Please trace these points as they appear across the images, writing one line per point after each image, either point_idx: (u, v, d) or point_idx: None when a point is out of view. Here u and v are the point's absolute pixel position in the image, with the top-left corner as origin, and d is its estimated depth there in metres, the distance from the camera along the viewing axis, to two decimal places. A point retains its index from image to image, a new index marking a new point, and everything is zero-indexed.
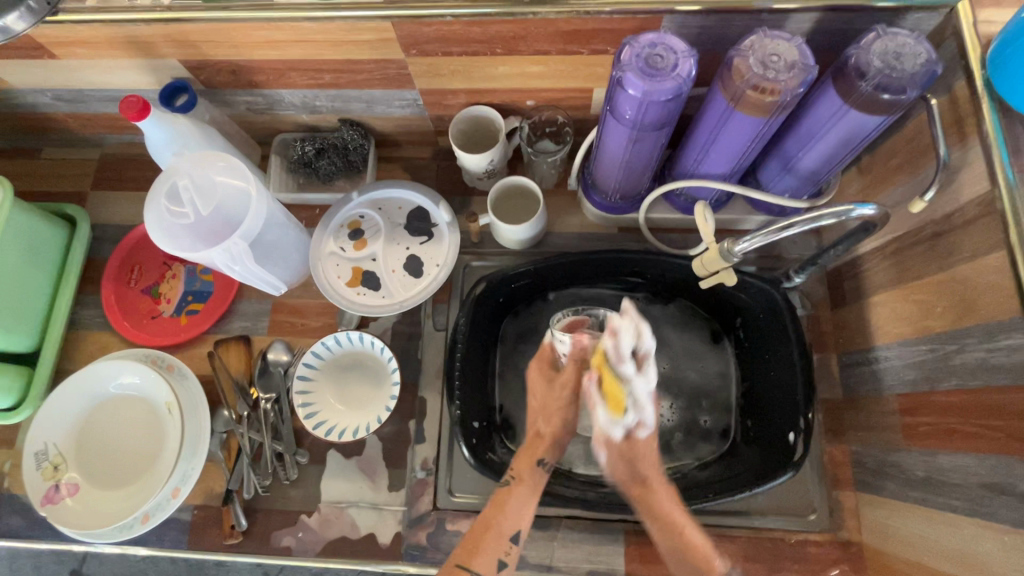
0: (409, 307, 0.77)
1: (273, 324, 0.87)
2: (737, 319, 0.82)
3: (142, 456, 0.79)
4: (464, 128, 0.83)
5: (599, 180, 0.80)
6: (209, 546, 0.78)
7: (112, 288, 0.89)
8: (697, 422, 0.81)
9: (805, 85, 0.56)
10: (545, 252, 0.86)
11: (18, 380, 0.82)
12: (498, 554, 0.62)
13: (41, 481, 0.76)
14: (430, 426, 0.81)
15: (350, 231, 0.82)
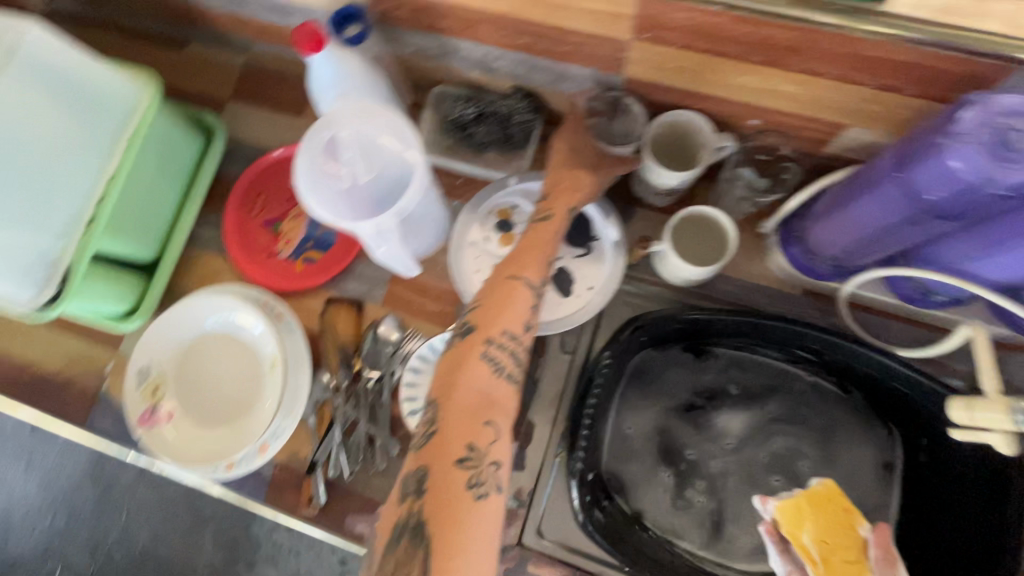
0: (548, 329, 0.67)
1: (389, 296, 0.80)
2: (923, 438, 0.68)
3: (234, 399, 0.76)
4: (660, 134, 0.69)
5: (813, 238, 0.64)
6: (283, 508, 0.76)
7: (236, 214, 0.84)
8: None
9: None
10: (708, 296, 0.74)
11: (135, 290, 0.79)
12: (524, 311, 0.59)
13: (140, 401, 0.75)
14: (533, 455, 0.73)
15: (498, 221, 0.72)
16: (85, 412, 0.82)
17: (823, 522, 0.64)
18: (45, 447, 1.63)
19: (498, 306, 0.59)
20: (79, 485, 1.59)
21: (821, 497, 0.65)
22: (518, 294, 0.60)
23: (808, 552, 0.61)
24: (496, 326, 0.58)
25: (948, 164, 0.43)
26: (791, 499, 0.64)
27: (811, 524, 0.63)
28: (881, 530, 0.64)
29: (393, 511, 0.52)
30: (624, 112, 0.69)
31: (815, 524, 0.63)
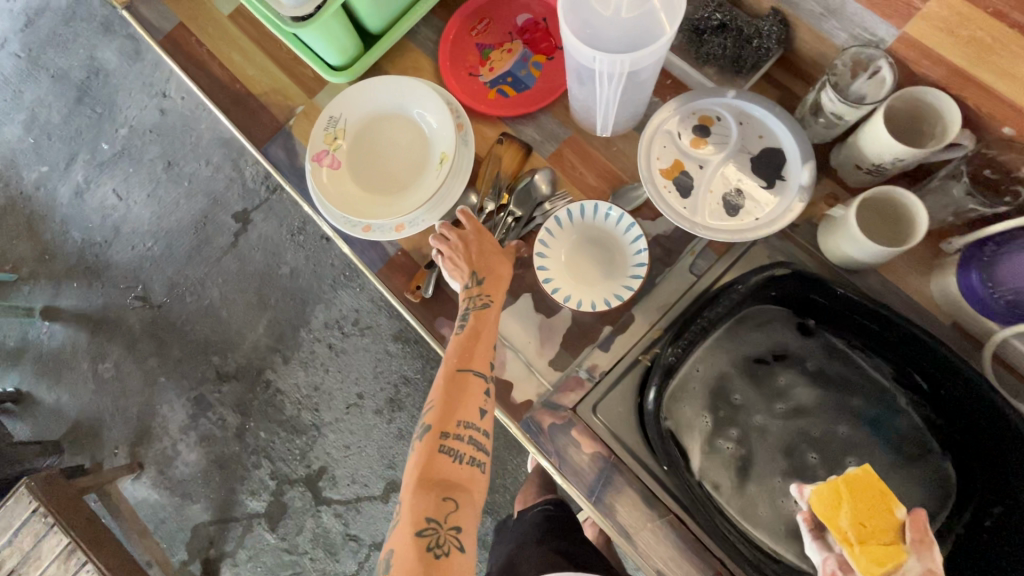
0: (701, 235, 0.68)
1: (556, 154, 0.84)
2: (996, 506, 0.66)
3: (395, 178, 0.84)
4: (900, 107, 0.67)
5: (1005, 267, 0.62)
6: (391, 285, 0.84)
7: (458, 25, 0.89)
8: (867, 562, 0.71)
9: None
10: (854, 285, 0.73)
11: (354, 50, 0.86)
12: (488, 352, 0.71)
13: (321, 140, 0.83)
14: (620, 344, 0.77)
15: (697, 124, 0.73)
16: (267, 137, 0.92)
17: (862, 508, 0.59)
18: (169, 184, 1.77)
19: (474, 248, 0.76)
20: (182, 228, 1.74)
21: (860, 483, 0.60)
22: (499, 290, 0.74)
23: (846, 537, 0.58)
24: (496, 292, 0.74)
25: None
26: (825, 483, 0.60)
27: (848, 509, 0.59)
28: (918, 516, 0.57)
29: (421, 469, 0.62)
30: (868, 77, 0.67)
31: (852, 510, 0.58)
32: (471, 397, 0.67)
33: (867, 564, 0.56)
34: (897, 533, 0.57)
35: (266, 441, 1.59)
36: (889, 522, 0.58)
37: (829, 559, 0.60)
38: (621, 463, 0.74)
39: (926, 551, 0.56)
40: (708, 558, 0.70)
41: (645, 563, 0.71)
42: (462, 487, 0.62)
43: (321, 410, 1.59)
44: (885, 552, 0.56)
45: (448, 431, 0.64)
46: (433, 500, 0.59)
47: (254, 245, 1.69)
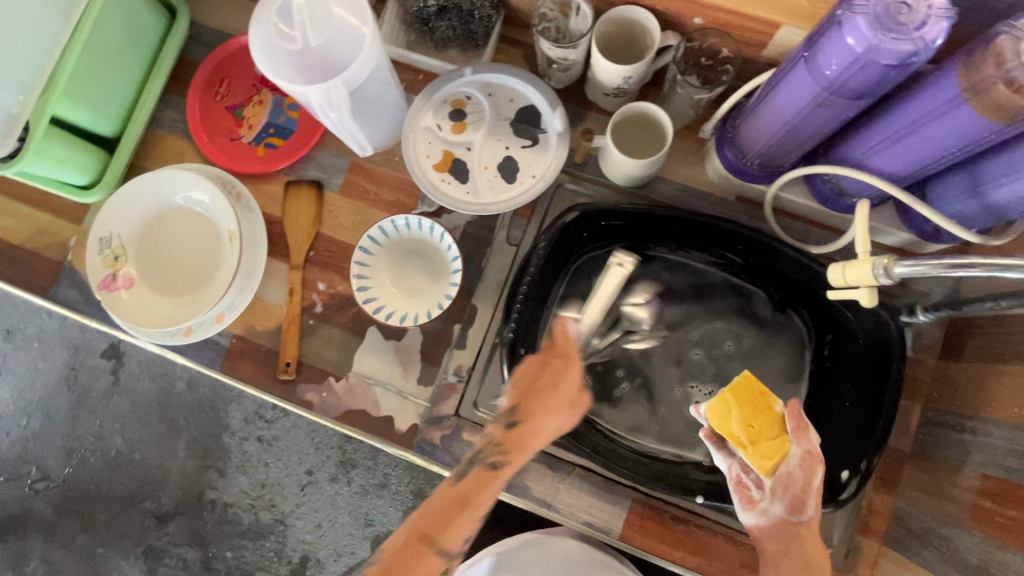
0: (492, 213, 0.70)
1: (346, 184, 0.83)
2: (828, 335, 0.75)
3: (194, 272, 0.80)
4: (610, 32, 0.71)
5: (742, 136, 0.69)
6: (237, 375, 0.80)
7: (196, 96, 0.84)
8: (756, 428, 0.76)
9: None
10: (648, 197, 0.78)
11: (96, 163, 0.80)
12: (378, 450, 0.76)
13: (102, 267, 0.78)
14: (474, 336, 0.79)
15: (451, 110, 0.75)
16: (50, 280, 0.85)
17: (747, 409, 0.61)
18: (16, 353, 1.57)
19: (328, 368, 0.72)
20: (56, 392, 1.55)
21: (742, 387, 0.62)
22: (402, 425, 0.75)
23: (740, 441, 0.61)
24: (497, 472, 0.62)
25: (845, 39, 0.46)
26: (715, 397, 0.62)
27: (737, 415, 0.61)
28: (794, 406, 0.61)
29: None
30: (576, 14, 0.71)
31: (740, 412, 0.61)
32: (477, 499, 0.61)
33: (759, 460, 0.60)
34: (780, 425, 0.61)
35: (236, 558, 1.49)
36: (772, 417, 0.61)
37: (732, 465, 0.63)
38: None
39: (804, 436, 0.61)
40: (622, 491, 0.74)
41: (573, 521, 0.74)
42: (439, 541, 0.60)
43: (278, 504, 1.48)
44: (774, 446, 0.60)
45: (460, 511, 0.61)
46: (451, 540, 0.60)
47: (138, 375, 1.52)
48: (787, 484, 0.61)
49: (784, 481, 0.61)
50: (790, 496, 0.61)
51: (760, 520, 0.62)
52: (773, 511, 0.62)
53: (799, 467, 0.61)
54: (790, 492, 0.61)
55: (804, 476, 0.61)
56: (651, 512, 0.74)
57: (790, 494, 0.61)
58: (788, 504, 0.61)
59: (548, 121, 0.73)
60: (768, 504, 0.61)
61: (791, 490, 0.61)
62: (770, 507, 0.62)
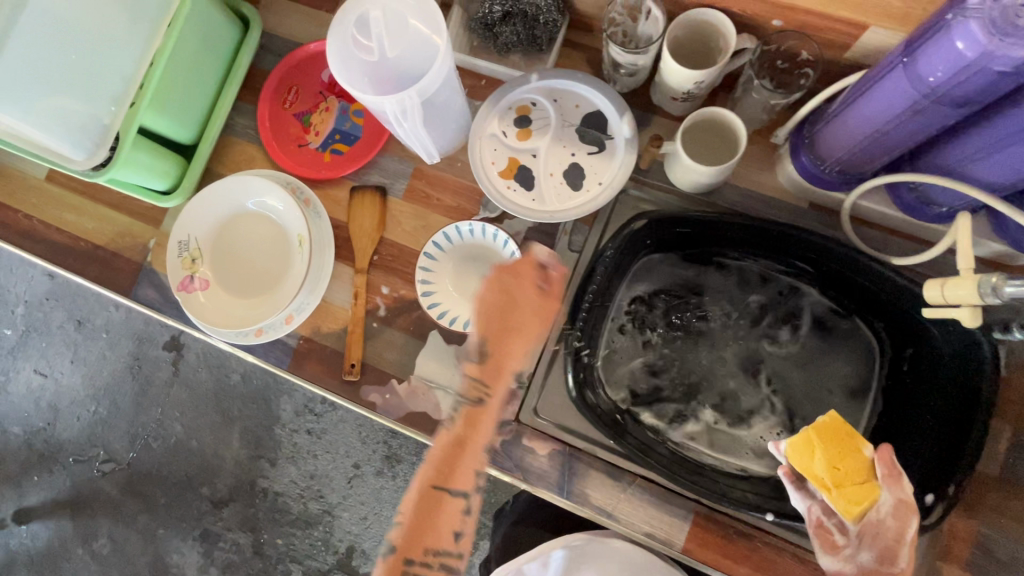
0: (557, 220, 0.70)
1: (409, 189, 0.84)
2: (908, 350, 0.73)
3: (265, 274, 0.83)
4: (681, 36, 0.70)
5: (821, 143, 0.66)
6: (303, 374, 0.83)
7: (267, 103, 0.87)
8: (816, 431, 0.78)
9: None
10: (714, 204, 0.77)
11: (175, 168, 0.84)
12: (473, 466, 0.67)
13: (180, 269, 0.81)
14: None
15: (517, 117, 0.75)
16: (132, 281, 0.90)
17: (833, 452, 0.62)
18: (87, 343, 1.68)
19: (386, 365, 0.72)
20: (117, 381, 1.65)
21: (830, 428, 0.63)
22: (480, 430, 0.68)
23: (824, 483, 0.61)
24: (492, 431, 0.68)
25: (953, 44, 0.44)
26: (797, 435, 0.62)
27: (821, 455, 0.62)
28: (884, 450, 0.60)
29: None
30: (645, 18, 0.70)
31: (824, 455, 0.61)
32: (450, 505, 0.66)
33: (845, 505, 0.60)
34: (869, 470, 0.61)
35: (286, 545, 1.54)
36: (861, 461, 0.61)
37: (812, 507, 0.63)
38: (577, 450, 0.76)
39: (896, 482, 0.60)
40: (685, 502, 0.73)
41: (633, 531, 0.74)
42: (445, 496, 0.66)
43: (326, 495, 1.53)
44: (862, 488, 0.60)
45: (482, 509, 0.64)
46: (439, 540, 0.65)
47: (195, 368, 1.61)
48: (876, 532, 0.60)
49: (872, 528, 0.60)
50: (879, 547, 0.59)
51: (843, 566, 0.61)
52: (859, 559, 0.60)
53: (888, 516, 0.59)
54: (875, 539, 0.60)
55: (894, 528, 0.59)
56: (714, 525, 0.72)
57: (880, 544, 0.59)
58: (877, 554, 0.59)
59: (616, 127, 0.72)
60: (854, 551, 0.60)
61: (881, 540, 0.59)
62: (856, 555, 0.60)
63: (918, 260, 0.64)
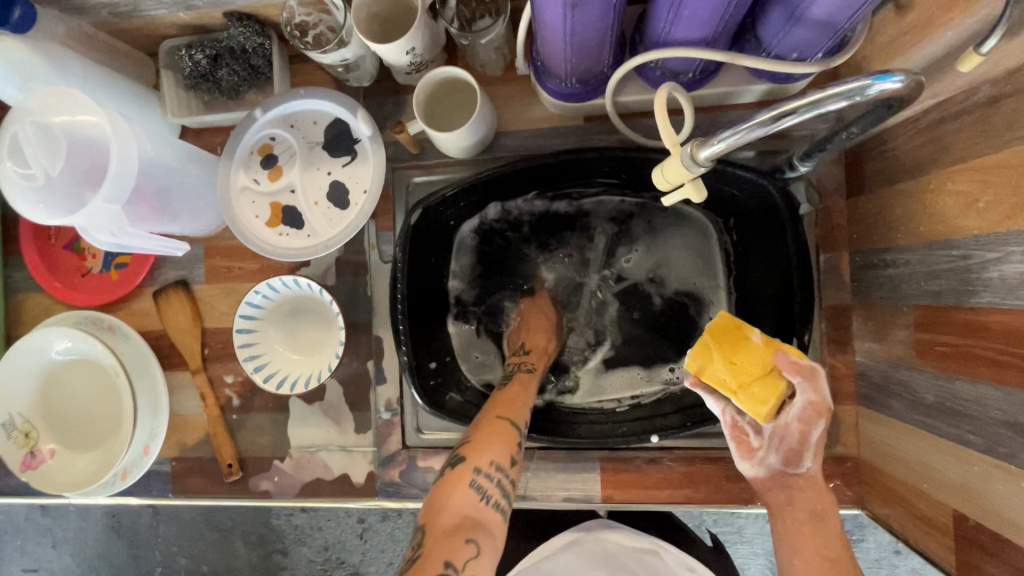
0: (335, 247, 0.66)
1: (209, 271, 0.79)
2: (731, 220, 0.71)
3: (105, 416, 0.78)
4: (376, 10, 0.65)
5: (548, 63, 0.62)
6: (190, 494, 0.79)
7: (32, 247, 0.81)
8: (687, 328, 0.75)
9: None
10: (497, 157, 0.73)
11: None
12: None
13: (16, 449, 0.75)
14: (390, 366, 0.76)
15: (261, 158, 0.69)
16: None
17: (730, 350, 0.55)
18: None
19: None
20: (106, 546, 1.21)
21: (723, 328, 0.56)
22: None
23: (728, 388, 0.55)
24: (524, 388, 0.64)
25: None
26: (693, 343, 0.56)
27: (720, 358, 0.55)
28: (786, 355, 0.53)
29: None
30: (333, 7, 0.65)
31: (722, 356, 0.55)
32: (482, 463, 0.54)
33: (753, 410, 0.54)
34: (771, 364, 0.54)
35: None
36: (760, 355, 0.54)
37: (725, 410, 0.58)
38: None
39: (809, 381, 0.53)
40: (588, 455, 0.72)
41: (553, 501, 0.72)
42: None
43: None
44: (766, 391, 0.53)
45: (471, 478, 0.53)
46: (460, 516, 0.50)
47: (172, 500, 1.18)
48: (785, 439, 0.55)
49: (783, 434, 0.55)
50: (791, 452, 0.55)
51: (759, 470, 0.58)
52: (769, 462, 0.57)
53: (797, 425, 0.54)
54: (790, 447, 0.55)
55: (806, 436, 0.54)
56: (623, 464, 0.71)
57: (787, 449, 0.55)
58: (784, 456, 0.56)
59: (358, 128, 0.68)
60: (764, 453, 0.57)
61: (793, 449, 0.55)
62: (766, 457, 0.57)
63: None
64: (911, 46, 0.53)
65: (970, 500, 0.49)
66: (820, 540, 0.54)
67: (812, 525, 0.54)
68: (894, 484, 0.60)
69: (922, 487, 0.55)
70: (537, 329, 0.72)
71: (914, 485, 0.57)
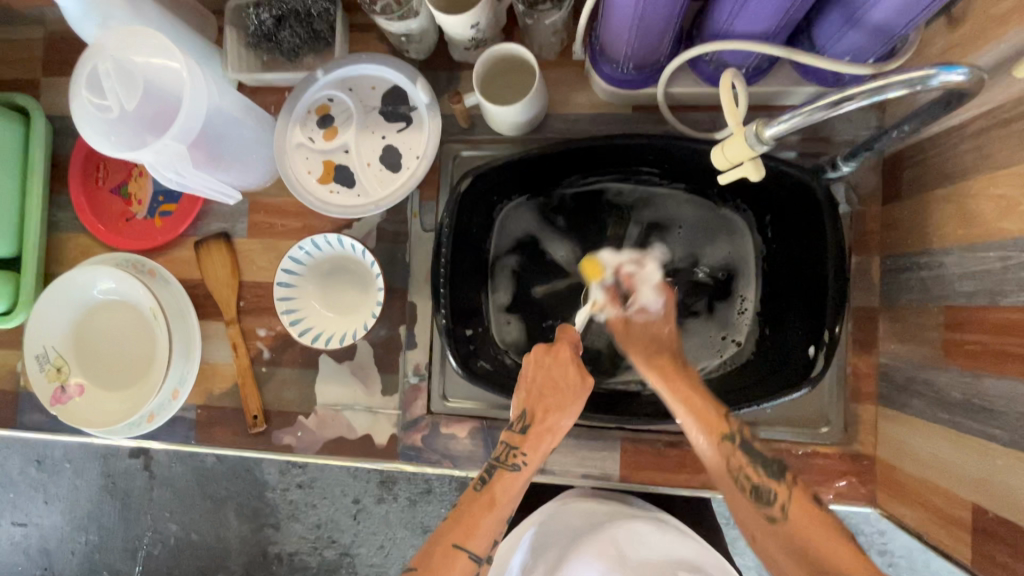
0: (386, 207, 0.69)
1: (252, 225, 0.80)
2: (767, 217, 0.73)
3: (137, 358, 0.79)
4: None
5: (608, 47, 0.65)
6: (212, 443, 0.80)
7: (80, 189, 0.83)
8: (719, 321, 0.76)
9: None
10: (544, 138, 0.75)
11: (6, 285, 0.79)
12: (493, 533, 0.59)
13: (47, 382, 0.77)
14: (421, 332, 0.77)
15: (318, 118, 0.71)
16: (13, 411, 0.84)
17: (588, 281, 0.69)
18: None
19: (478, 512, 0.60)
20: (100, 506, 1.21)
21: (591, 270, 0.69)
22: (459, 563, 0.57)
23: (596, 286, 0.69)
24: (550, 428, 0.61)
25: None
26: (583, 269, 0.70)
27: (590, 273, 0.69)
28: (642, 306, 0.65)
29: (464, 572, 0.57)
30: None
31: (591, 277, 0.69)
32: (506, 498, 0.60)
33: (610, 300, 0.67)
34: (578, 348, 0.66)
35: None
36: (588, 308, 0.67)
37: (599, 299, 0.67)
38: (496, 421, 0.76)
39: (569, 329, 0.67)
40: (609, 434, 0.73)
41: (571, 477, 0.74)
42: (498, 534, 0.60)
43: None
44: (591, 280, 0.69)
45: (491, 501, 0.60)
46: (476, 542, 0.58)
47: (169, 465, 1.17)
48: (634, 330, 0.63)
49: (641, 321, 0.64)
50: (646, 352, 0.62)
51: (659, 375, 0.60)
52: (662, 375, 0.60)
53: (635, 309, 0.64)
54: (635, 333, 0.63)
55: (650, 327, 0.64)
56: (643, 446, 0.73)
57: (647, 339, 0.63)
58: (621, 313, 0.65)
59: (414, 96, 0.71)
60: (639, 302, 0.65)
61: (654, 346, 0.62)
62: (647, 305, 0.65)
63: (719, 134, 0.64)
64: (959, 59, 0.56)
65: (991, 494, 0.51)
66: (701, 420, 0.56)
67: (689, 404, 0.57)
68: (910, 481, 0.62)
69: (939, 482, 0.57)
70: (550, 391, 0.62)
71: (932, 481, 0.58)
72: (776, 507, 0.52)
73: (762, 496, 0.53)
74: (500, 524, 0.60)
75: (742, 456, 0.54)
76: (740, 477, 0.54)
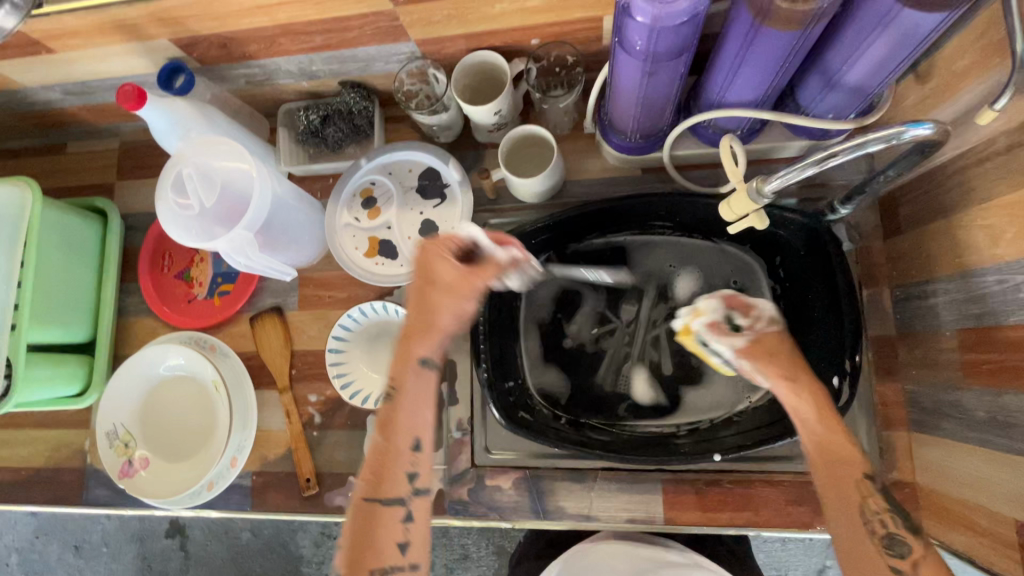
0: None
1: (303, 298, 0.88)
2: (777, 258, 0.79)
3: (196, 428, 0.85)
4: (470, 81, 0.78)
5: (617, 121, 0.73)
6: (268, 508, 0.83)
7: (148, 275, 0.92)
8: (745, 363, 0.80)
9: (819, 30, 0.54)
10: (564, 202, 0.83)
11: (81, 368, 0.87)
12: (403, 470, 0.59)
13: (116, 457, 0.82)
14: (462, 388, 0.82)
15: (362, 200, 0.81)
16: (79, 489, 0.89)
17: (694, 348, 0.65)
18: None
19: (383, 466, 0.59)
20: None
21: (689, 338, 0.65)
22: (381, 517, 0.58)
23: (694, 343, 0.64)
24: (417, 341, 0.62)
25: (636, 21, 0.52)
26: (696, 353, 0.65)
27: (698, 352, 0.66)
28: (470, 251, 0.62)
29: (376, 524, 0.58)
30: (434, 80, 0.79)
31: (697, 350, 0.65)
32: (405, 429, 0.60)
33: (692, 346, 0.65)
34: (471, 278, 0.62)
35: None
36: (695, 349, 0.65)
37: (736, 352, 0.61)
38: (539, 470, 0.78)
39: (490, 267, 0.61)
40: (650, 476, 0.76)
41: (615, 521, 0.75)
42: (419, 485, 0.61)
43: None
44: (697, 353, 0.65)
45: (397, 450, 0.60)
46: (388, 490, 0.59)
47: (204, 543, 1.19)
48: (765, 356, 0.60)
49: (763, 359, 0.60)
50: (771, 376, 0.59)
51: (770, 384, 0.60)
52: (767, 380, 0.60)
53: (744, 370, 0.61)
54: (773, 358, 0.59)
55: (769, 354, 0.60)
56: (685, 486, 0.75)
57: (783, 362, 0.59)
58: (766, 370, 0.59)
59: (446, 174, 0.80)
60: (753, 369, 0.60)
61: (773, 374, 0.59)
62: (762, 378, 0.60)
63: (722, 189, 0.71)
64: (931, 108, 0.63)
65: None
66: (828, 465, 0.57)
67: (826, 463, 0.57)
68: (954, 505, 0.63)
69: (983, 502, 0.58)
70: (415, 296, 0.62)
71: (976, 503, 0.59)
72: (906, 561, 0.53)
73: (895, 546, 0.54)
74: (407, 458, 0.60)
75: (877, 501, 0.55)
76: (874, 521, 0.55)
